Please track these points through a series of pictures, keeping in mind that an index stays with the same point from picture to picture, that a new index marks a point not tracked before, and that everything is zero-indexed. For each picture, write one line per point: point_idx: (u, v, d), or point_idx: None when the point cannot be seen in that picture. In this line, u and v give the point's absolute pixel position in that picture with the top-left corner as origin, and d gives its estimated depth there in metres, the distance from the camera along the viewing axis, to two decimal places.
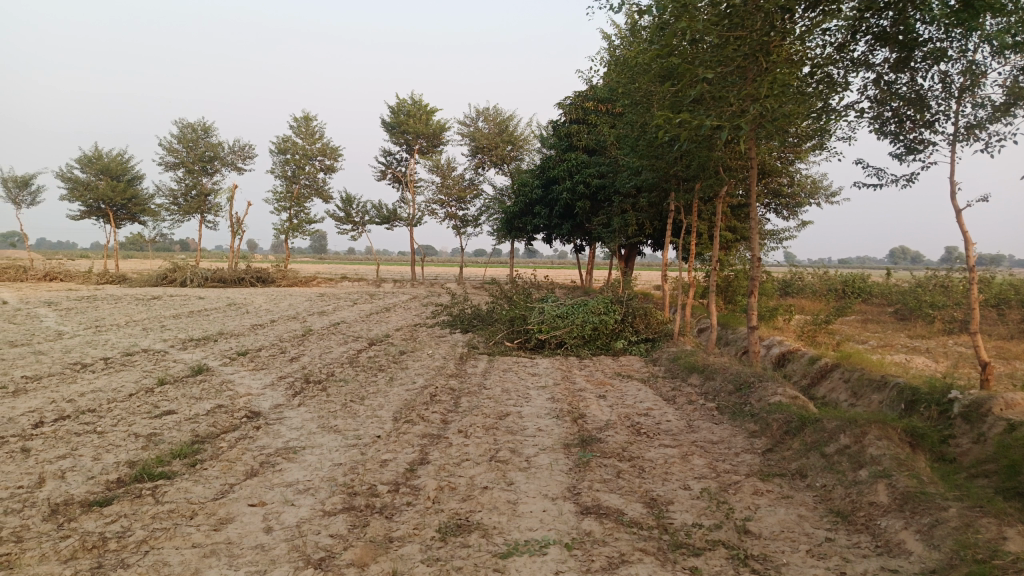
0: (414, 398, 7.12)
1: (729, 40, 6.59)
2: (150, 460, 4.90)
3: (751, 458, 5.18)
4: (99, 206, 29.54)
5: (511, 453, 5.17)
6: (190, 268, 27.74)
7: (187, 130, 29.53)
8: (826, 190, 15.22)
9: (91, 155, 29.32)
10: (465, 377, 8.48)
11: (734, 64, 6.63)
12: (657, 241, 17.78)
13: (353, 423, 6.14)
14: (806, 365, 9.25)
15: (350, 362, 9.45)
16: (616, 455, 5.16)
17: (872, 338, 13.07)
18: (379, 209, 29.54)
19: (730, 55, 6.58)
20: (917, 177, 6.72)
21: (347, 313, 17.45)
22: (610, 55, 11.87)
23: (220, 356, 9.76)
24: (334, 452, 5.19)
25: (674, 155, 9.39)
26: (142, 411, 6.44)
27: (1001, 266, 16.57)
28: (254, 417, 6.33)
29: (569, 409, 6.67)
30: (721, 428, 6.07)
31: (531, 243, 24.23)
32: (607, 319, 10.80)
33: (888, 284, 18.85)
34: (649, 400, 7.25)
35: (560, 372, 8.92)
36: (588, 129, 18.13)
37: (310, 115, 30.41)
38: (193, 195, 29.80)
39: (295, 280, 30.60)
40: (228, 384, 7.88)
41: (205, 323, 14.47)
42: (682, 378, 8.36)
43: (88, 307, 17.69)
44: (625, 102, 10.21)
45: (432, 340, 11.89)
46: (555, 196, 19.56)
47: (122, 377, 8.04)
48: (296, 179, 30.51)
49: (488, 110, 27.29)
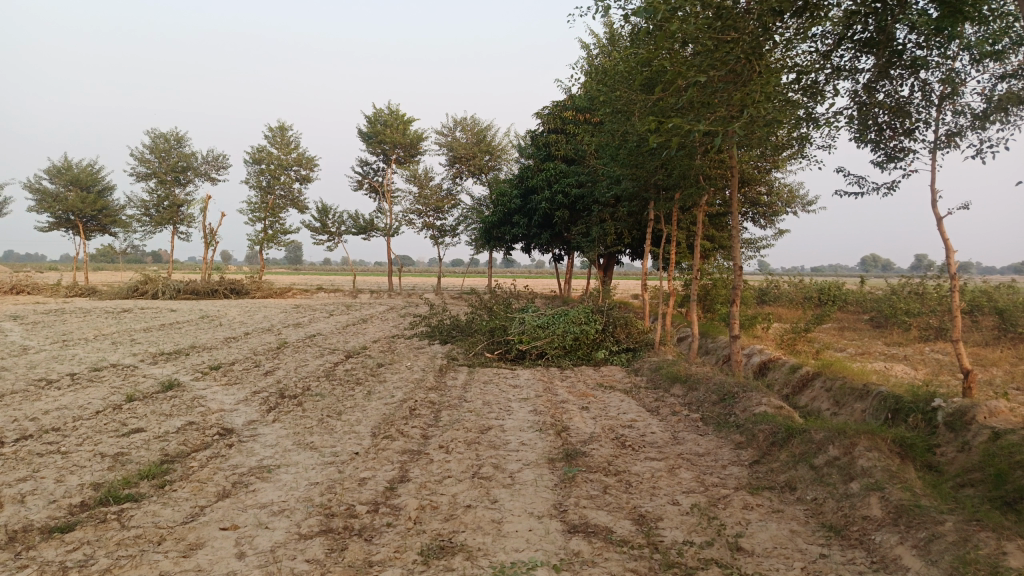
0: (392, 412, 6.95)
1: (720, 45, 6.44)
2: (116, 482, 4.67)
3: (738, 471, 5.09)
4: (68, 217, 28.94)
5: (494, 469, 5.02)
6: (162, 280, 27.24)
7: (159, 140, 29.07)
8: (803, 199, 15.31)
9: (60, 165, 28.73)
10: (444, 389, 8.32)
11: (724, 69, 6.56)
12: (636, 250, 17.77)
13: (330, 439, 5.95)
14: (788, 373, 9.21)
15: (327, 376, 9.24)
16: (602, 469, 5.03)
17: (850, 346, 13.12)
18: (356, 220, 29.28)
19: (721, 60, 6.51)
20: (899, 185, 6.71)
21: (323, 325, 17.19)
22: (589, 64, 11.80)
23: (192, 371, 9.50)
24: (310, 471, 5.01)
25: (655, 164, 9.32)
26: (109, 429, 6.19)
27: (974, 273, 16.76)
28: (227, 435, 6.12)
29: (552, 422, 6.54)
30: (706, 440, 5.98)
31: (509, 253, 24.13)
32: (588, 329, 10.70)
33: (863, 291, 19.00)
34: (632, 411, 7.14)
35: (542, 384, 8.79)
36: (566, 138, 18.10)
37: (285, 124, 30.09)
38: (165, 206, 29.30)
39: (270, 291, 30.17)
40: (199, 399, 7.64)
41: (177, 337, 14.15)
42: (665, 388, 8.27)
43: (56, 321, 17.24)
44: (605, 110, 10.12)
45: (411, 352, 11.71)
46: (533, 206, 19.49)
47: (89, 394, 7.76)
48: (271, 190, 30.15)
49: (465, 119, 27.22)
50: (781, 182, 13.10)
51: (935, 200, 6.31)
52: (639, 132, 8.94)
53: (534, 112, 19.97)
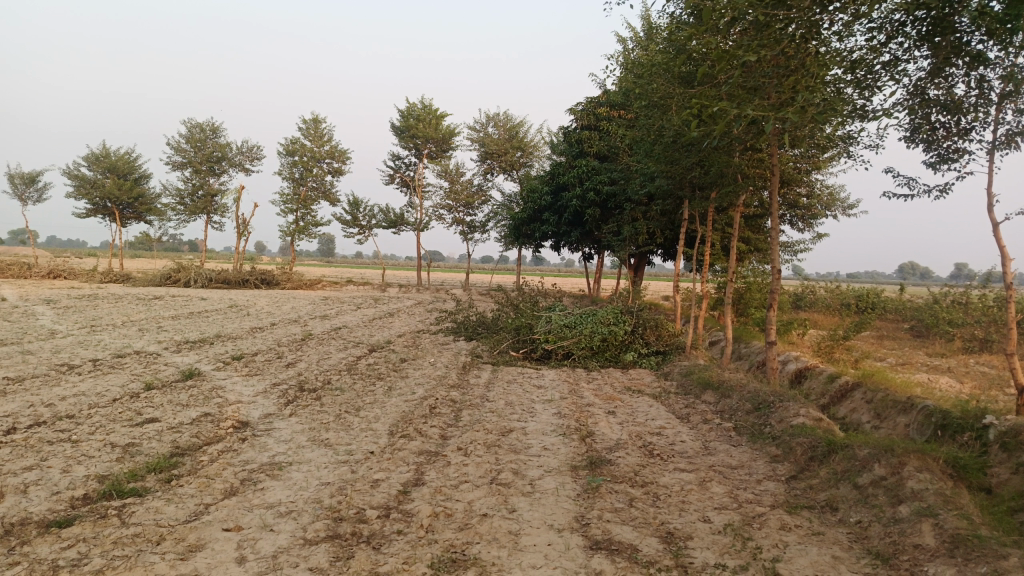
0: (412, 409, 6.73)
1: (769, 25, 6.12)
2: (122, 475, 4.51)
3: (775, 487, 4.77)
4: (105, 204, 29.36)
5: (513, 475, 4.76)
6: (195, 268, 27.51)
7: (195, 130, 29.32)
8: (843, 202, 14.80)
9: (99, 153, 29.14)
10: (467, 388, 8.09)
11: (775, 47, 6.26)
12: (668, 251, 17.37)
13: (346, 436, 5.75)
14: (825, 382, 8.82)
15: (349, 370, 9.06)
16: (628, 480, 4.75)
17: (890, 356, 12.61)
18: (386, 214, 29.24)
19: (772, 37, 6.20)
20: (952, 188, 6.28)
21: (350, 317, 17.09)
22: (625, 58, 11.47)
23: (214, 360, 9.39)
24: (323, 470, 4.80)
25: (691, 161, 8.96)
26: (123, 418, 6.07)
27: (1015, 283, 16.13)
28: (241, 428, 5.95)
29: (577, 426, 6.27)
30: (739, 452, 5.66)
31: (539, 251, 23.84)
32: (617, 330, 10.39)
33: (903, 299, 18.37)
34: (661, 417, 6.83)
35: (567, 385, 8.52)
36: (599, 135, 17.76)
37: (319, 116, 30.15)
38: (199, 196, 29.55)
39: (300, 283, 30.28)
40: (218, 390, 7.50)
41: (204, 325, 14.14)
42: (696, 395, 7.93)
43: (87, 306, 17.42)
44: (640, 105, 9.78)
45: (435, 348, 11.51)
46: (564, 204, 19.19)
47: (108, 381, 7.68)
48: (303, 182, 30.25)
49: (498, 115, 26.98)
50: (822, 184, 12.63)
51: (991, 204, 5.85)
52: (677, 125, 8.60)
53: (567, 108, 19.66)
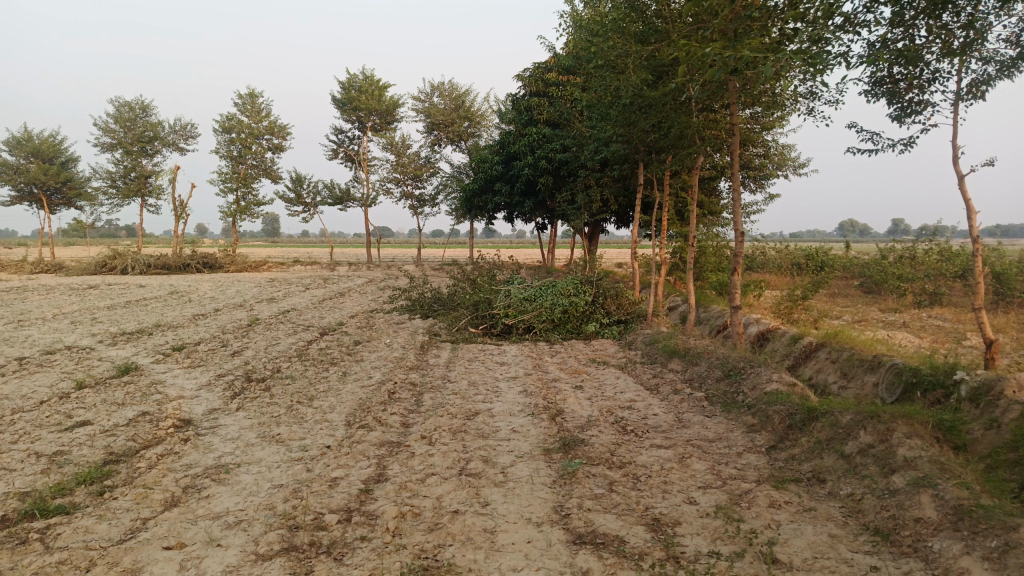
0: (369, 396, 6.34)
1: None
2: (47, 490, 4.03)
3: (757, 459, 4.57)
4: (30, 190, 27.78)
5: (483, 464, 4.44)
6: (132, 254, 26.30)
7: (124, 109, 27.84)
8: (794, 162, 14.74)
9: (20, 136, 27.41)
10: (426, 369, 7.71)
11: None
12: (622, 217, 17.17)
13: (299, 430, 5.33)
14: (789, 344, 8.72)
15: (300, 356, 8.58)
16: (605, 461, 4.47)
17: (846, 313, 12.66)
18: (331, 190, 28.35)
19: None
20: (917, 142, 6.07)
21: (298, 299, 16.44)
22: (574, 18, 11.01)
23: (153, 353, 8.79)
24: (275, 471, 4.40)
25: (649, 122, 8.59)
26: (49, 423, 5.52)
27: (949, 234, 16.45)
28: (183, 427, 5.47)
29: (545, 404, 5.98)
30: (714, 423, 5.44)
31: (491, 223, 23.39)
32: (577, 301, 10.10)
33: (851, 257, 18.57)
34: (630, 390, 6.59)
35: (531, 360, 8.22)
36: (549, 101, 17.34)
37: (255, 91, 28.90)
38: (132, 178, 28.17)
39: (245, 265, 29.26)
40: (158, 385, 6.97)
41: (142, 314, 13.39)
42: (662, 364, 7.72)
43: (15, 300, 16.37)
44: (594, 66, 9.37)
45: (390, 327, 11.09)
46: (515, 173, 18.76)
47: (34, 381, 7.06)
48: (242, 159, 29.08)
49: (443, 85, 26.26)
50: (775, 145, 12.46)
51: (957, 155, 5.64)
52: (635, 83, 8.19)
53: (515, 75, 19.16)
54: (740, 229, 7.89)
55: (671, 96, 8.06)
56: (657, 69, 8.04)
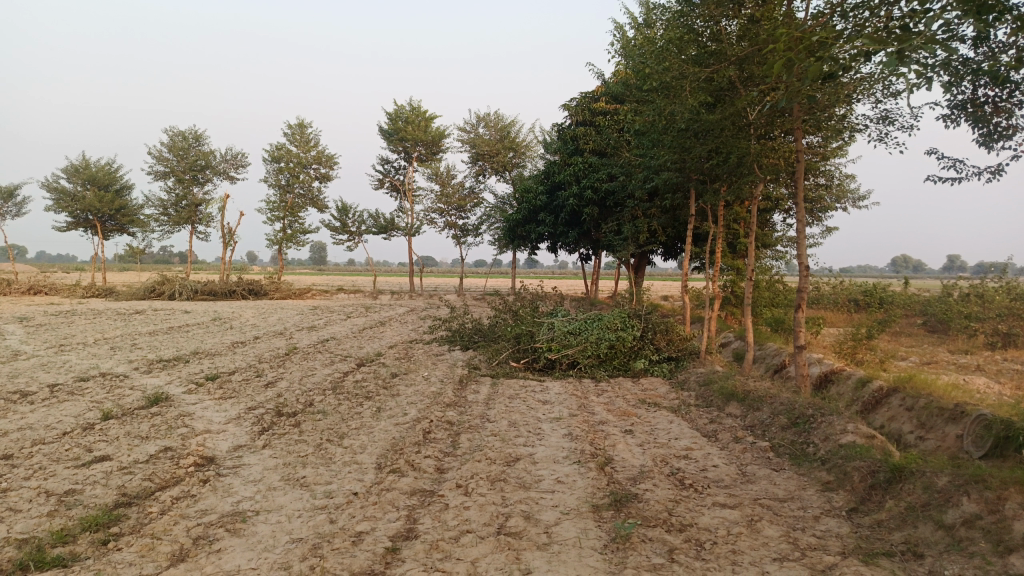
0: (403, 435, 5.92)
1: None
2: (48, 537, 3.69)
3: (838, 526, 4.01)
4: (86, 217, 28.47)
5: (524, 521, 3.96)
6: (180, 280, 26.63)
7: (178, 138, 28.46)
8: (854, 194, 14.07)
9: (78, 164, 28.18)
10: (465, 406, 7.27)
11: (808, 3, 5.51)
12: (670, 249, 16.61)
13: (325, 473, 4.93)
14: (855, 388, 8.05)
15: (334, 389, 8.23)
16: (662, 523, 3.95)
17: (913, 355, 11.85)
18: (376, 219, 28.42)
19: None
20: (1009, 168, 5.35)
21: (339, 328, 16.23)
22: (624, 43, 10.70)
23: (186, 382, 8.55)
24: (295, 522, 3.99)
25: (705, 149, 8.16)
26: (67, 457, 5.23)
27: (1001, 271, 15.78)
28: (204, 466, 5.12)
29: (593, 451, 5.47)
30: (783, 479, 4.88)
31: (534, 254, 23.02)
32: (624, 336, 9.61)
33: (911, 294, 17.67)
34: (685, 436, 6.04)
35: (576, 399, 7.73)
36: (596, 131, 16.99)
37: (305, 121, 29.27)
38: (183, 205, 28.68)
39: (290, 293, 29.37)
40: (186, 417, 6.67)
41: (183, 341, 13.28)
42: (719, 407, 7.13)
43: (61, 325, 16.50)
44: (646, 88, 8.90)
45: (429, 359, 10.71)
46: (560, 203, 18.40)
47: (62, 410, 6.83)
48: (290, 188, 29.38)
49: (489, 115, 26.21)
50: (836, 174, 11.82)
51: None
52: (691, 106, 7.80)
53: (562, 104, 18.92)
54: (805, 263, 7.32)
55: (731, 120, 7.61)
56: (714, 92, 7.64)
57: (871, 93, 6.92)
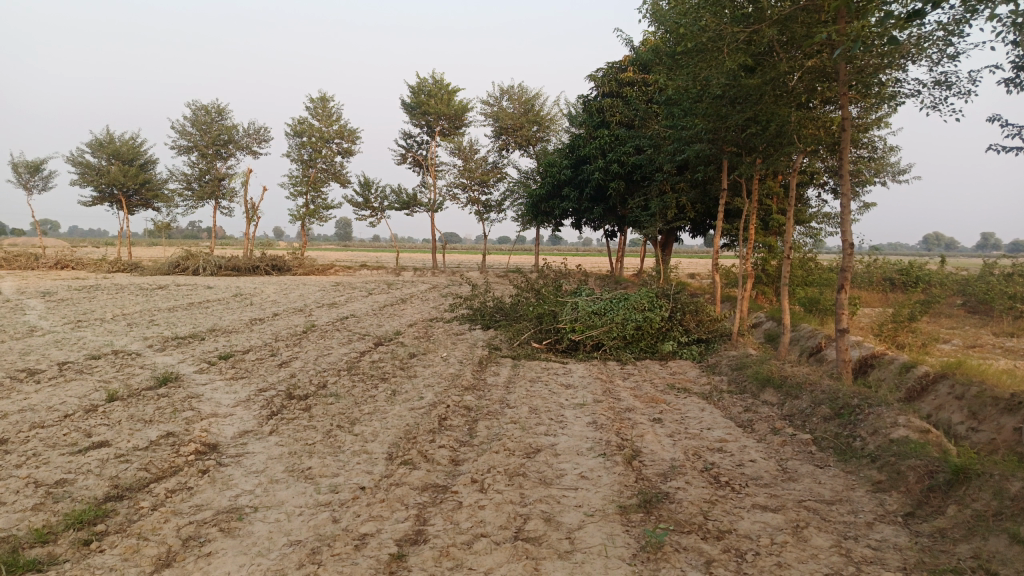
0: (417, 422, 5.57)
1: None
2: (28, 536, 3.40)
3: (896, 535, 3.59)
4: (111, 191, 28.47)
5: (546, 524, 3.60)
6: (203, 255, 26.59)
7: (200, 112, 28.22)
8: (894, 167, 13.42)
9: (103, 139, 28.09)
10: (483, 390, 6.92)
11: None
12: (698, 225, 16.05)
13: (332, 465, 4.60)
14: (899, 374, 7.55)
15: (349, 370, 7.91)
16: (697, 528, 3.57)
17: (956, 337, 11.25)
18: (398, 195, 28.06)
19: None
20: None
21: (359, 305, 15.96)
22: (653, 9, 10.12)
23: (198, 361, 8.29)
24: (295, 521, 3.67)
25: (742, 116, 7.65)
26: (63, 443, 4.97)
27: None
28: (205, 454, 4.82)
29: (619, 442, 5.09)
30: (828, 478, 4.46)
31: (557, 230, 22.51)
32: (653, 316, 9.16)
33: (952, 273, 16.92)
34: (718, 426, 5.62)
35: (601, 383, 7.34)
36: (624, 103, 16.41)
37: (327, 94, 28.89)
38: (207, 180, 28.59)
39: (313, 268, 29.23)
40: (193, 400, 6.39)
41: (200, 318, 13.06)
42: (754, 394, 6.70)
43: (83, 299, 16.44)
44: (679, 53, 8.37)
45: (449, 339, 10.37)
46: (585, 178, 17.86)
47: (68, 391, 6.59)
48: (312, 163, 29.11)
49: (513, 88, 25.62)
50: (879, 147, 11.20)
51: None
52: (728, 69, 7.28)
53: (588, 76, 18.30)
54: (849, 241, 6.81)
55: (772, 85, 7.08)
56: (752, 54, 7.09)
57: (927, 55, 6.26)
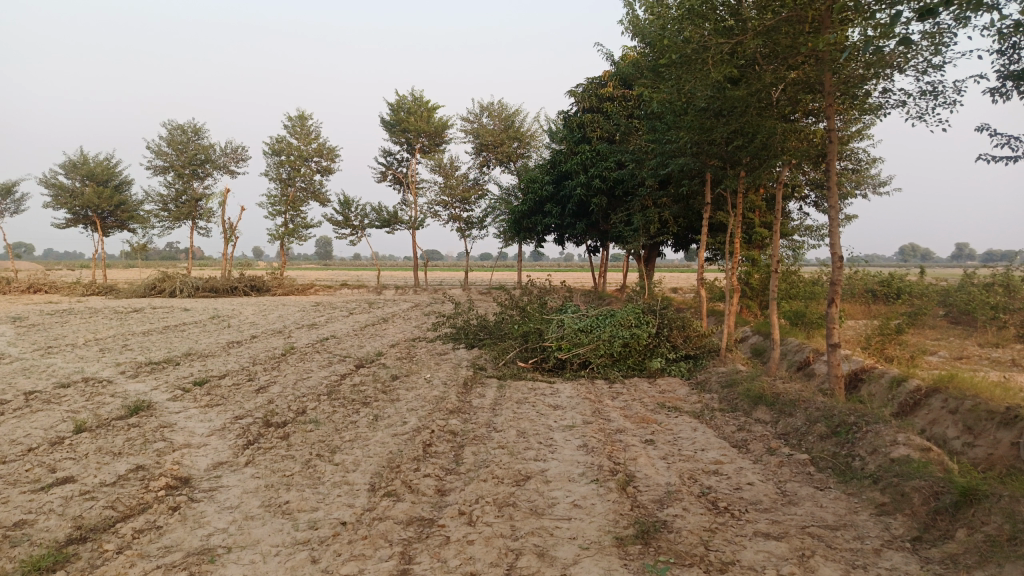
0: (401, 449, 5.34)
1: None
2: None
3: (906, 563, 3.42)
4: (85, 213, 27.97)
5: (539, 560, 3.39)
6: (181, 277, 26.15)
7: (176, 132, 27.87)
8: (874, 180, 13.47)
9: (76, 160, 27.63)
10: (469, 413, 6.71)
11: None
12: (681, 240, 15.99)
13: (312, 498, 4.36)
14: (890, 388, 7.44)
15: (329, 394, 7.66)
16: (700, 560, 3.38)
17: (942, 349, 11.20)
18: (379, 213, 27.84)
19: None
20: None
21: (340, 325, 15.69)
22: (635, 23, 10.07)
23: (171, 388, 7.99)
24: (271, 563, 3.43)
25: (728, 129, 7.58)
26: (25, 480, 4.69)
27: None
28: (177, 489, 4.56)
29: (612, 466, 4.90)
30: (830, 501, 4.30)
31: (540, 246, 22.38)
32: (640, 333, 9.01)
33: (933, 283, 16.98)
34: (712, 447, 5.45)
35: (589, 403, 7.15)
36: (604, 118, 16.38)
37: (305, 113, 28.68)
38: (183, 200, 28.18)
39: (292, 288, 28.86)
40: (166, 429, 6.12)
41: (176, 341, 12.72)
42: (746, 412, 6.54)
43: (55, 324, 16.01)
44: (662, 66, 8.31)
45: (432, 359, 10.14)
46: (566, 194, 17.77)
47: (33, 422, 6.28)
48: (291, 182, 28.82)
49: (493, 105, 25.57)
50: (862, 159, 11.21)
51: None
52: (713, 81, 7.20)
53: (568, 91, 18.27)
54: (839, 254, 6.71)
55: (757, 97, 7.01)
56: (737, 66, 7.02)
57: (913, 65, 6.20)
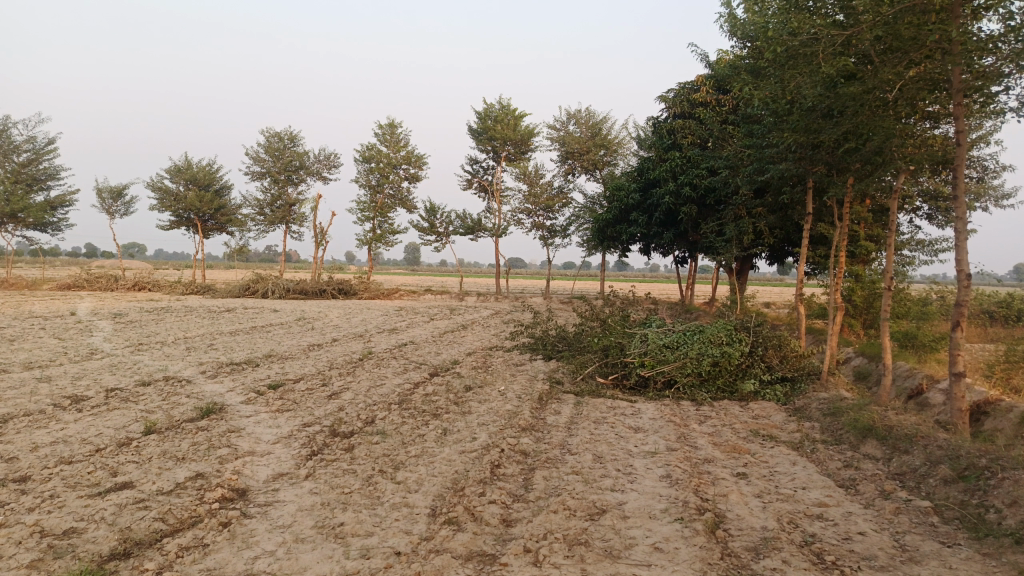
0: (467, 470, 4.98)
1: None
2: None
3: None
4: (187, 216, 29.23)
5: None
6: (273, 279, 26.90)
7: (273, 139, 28.80)
8: (996, 192, 12.25)
9: (181, 165, 28.96)
10: (543, 431, 6.28)
11: None
12: (776, 252, 15.07)
13: (368, 521, 4.04)
14: (1021, 424, 6.54)
15: (400, 404, 7.39)
16: None
17: None
18: (463, 220, 27.81)
19: None
20: None
21: (420, 331, 15.57)
22: (735, 22, 9.44)
23: (246, 391, 7.93)
24: None
25: (838, 130, 6.85)
26: (85, 483, 4.58)
27: None
28: (231, 502, 4.34)
29: (699, 504, 4.36)
30: (961, 562, 3.63)
31: (624, 256, 21.75)
32: (731, 352, 8.33)
33: None
34: (815, 486, 4.82)
35: (673, 426, 6.59)
36: (697, 124, 15.69)
37: (395, 121, 29.04)
38: (278, 205, 29.02)
39: (378, 292, 29.20)
40: (232, 435, 5.97)
41: (260, 343, 12.86)
42: (852, 446, 5.84)
43: (151, 322, 16.59)
44: (764, 63, 7.67)
45: (509, 371, 9.77)
46: (654, 202, 17.12)
47: (108, 422, 6.27)
48: (380, 188, 29.23)
49: (580, 112, 25.15)
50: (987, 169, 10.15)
51: None
52: (822, 77, 6.55)
53: (659, 96, 17.64)
54: (965, 271, 5.92)
55: (872, 94, 6.30)
56: (850, 60, 6.32)
57: None
